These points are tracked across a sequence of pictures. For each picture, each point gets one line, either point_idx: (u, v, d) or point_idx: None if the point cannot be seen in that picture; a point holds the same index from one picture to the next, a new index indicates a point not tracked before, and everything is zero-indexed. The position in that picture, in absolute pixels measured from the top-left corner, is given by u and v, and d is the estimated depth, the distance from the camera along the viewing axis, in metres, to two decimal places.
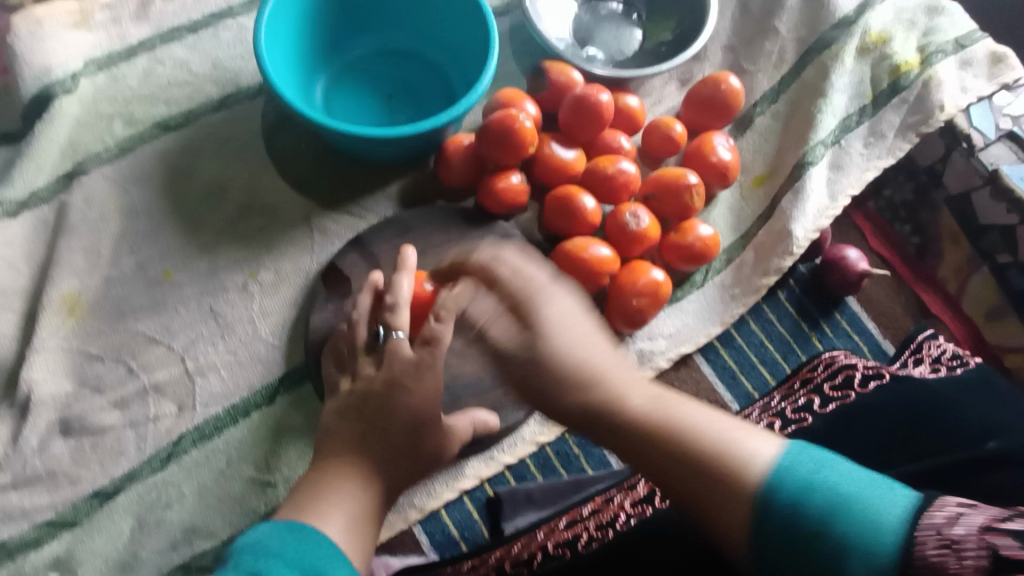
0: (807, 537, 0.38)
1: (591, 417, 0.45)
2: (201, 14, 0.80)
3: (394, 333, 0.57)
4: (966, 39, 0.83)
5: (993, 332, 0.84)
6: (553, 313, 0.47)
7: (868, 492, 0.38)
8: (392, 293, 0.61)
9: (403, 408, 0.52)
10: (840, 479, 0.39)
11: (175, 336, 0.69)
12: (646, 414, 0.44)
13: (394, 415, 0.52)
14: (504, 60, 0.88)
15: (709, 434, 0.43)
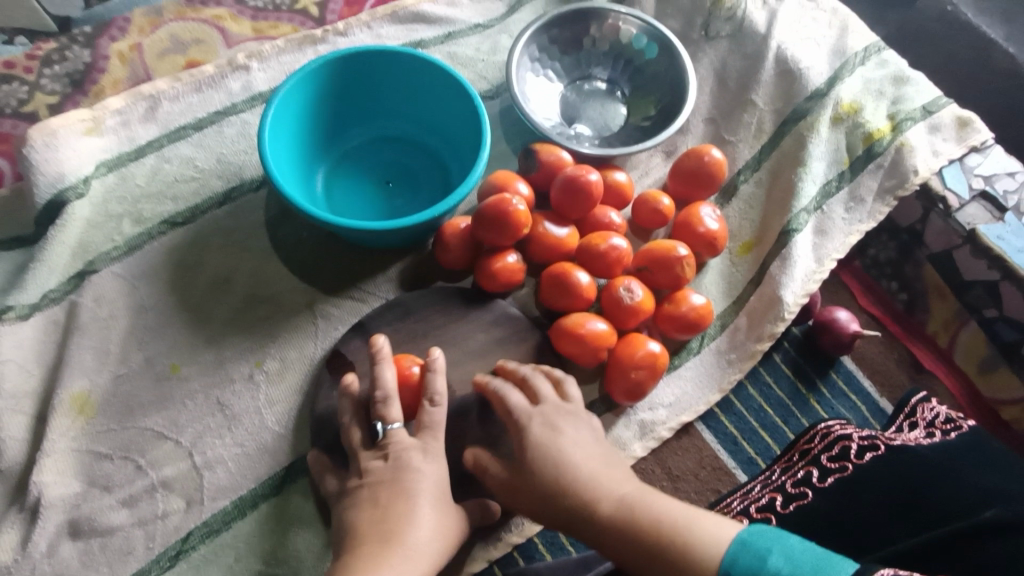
0: None
1: (583, 508, 0.56)
2: (206, 114, 0.85)
3: (392, 428, 0.61)
4: (932, 106, 0.88)
5: (988, 385, 0.84)
6: (561, 427, 0.61)
7: (814, 572, 0.44)
8: (379, 387, 0.62)
9: (420, 486, 0.58)
10: (786, 561, 0.45)
11: (183, 430, 0.70)
12: (624, 506, 0.54)
13: (414, 494, 0.58)
14: (496, 141, 0.92)
15: (674, 521, 0.52)
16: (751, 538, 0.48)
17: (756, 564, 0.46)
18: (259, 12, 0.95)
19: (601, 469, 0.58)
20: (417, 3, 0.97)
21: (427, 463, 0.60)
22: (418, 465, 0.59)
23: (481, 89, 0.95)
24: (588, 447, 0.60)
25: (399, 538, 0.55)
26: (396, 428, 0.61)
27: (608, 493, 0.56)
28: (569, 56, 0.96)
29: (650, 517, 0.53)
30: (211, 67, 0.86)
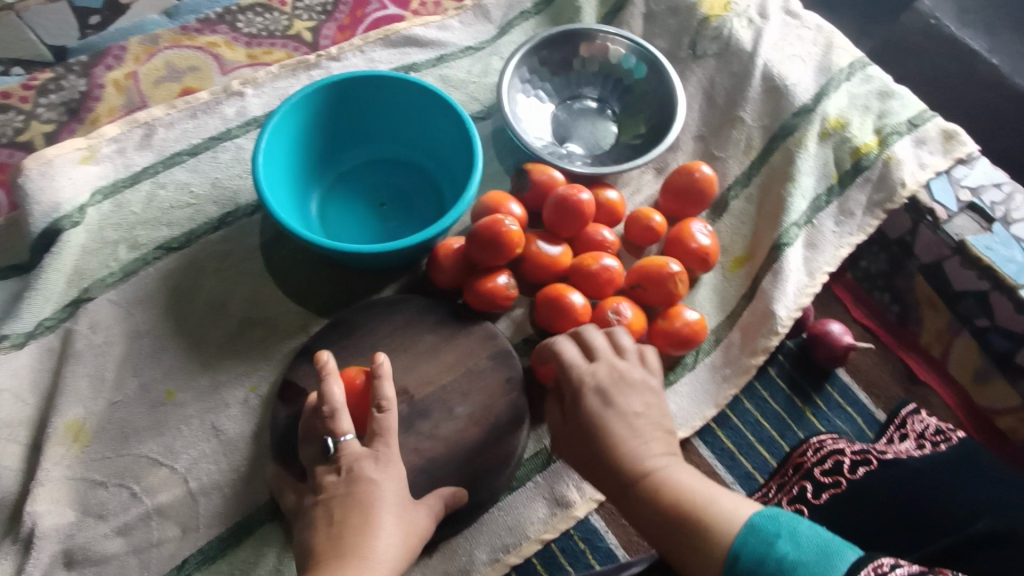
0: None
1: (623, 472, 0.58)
2: (201, 140, 0.86)
3: (342, 439, 0.61)
4: (918, 120, 0.89)
5: (982, 395, 0.85)
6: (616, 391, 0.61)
7: (818, 558, 0.46)
8: (326, 402, 0.62)
9: (377, 496, 0.58)
10: (794, 547, 0.47)
11: (178, 457, 0.70)
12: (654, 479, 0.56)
13: (375, 506, 0.58)
14: (489, 162, 0.93)
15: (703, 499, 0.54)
16: (760, 524, 0.50)
17: (761, 549, 0.48)
18: (254, 39, 0.96)
19: (638, 437, 0.59)
20: (409, 26, 0.98)
21: (383, 471, 0.60)
22: (372, 476, 0.59)
23: (473, 110, 0.96)
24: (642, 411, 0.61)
25: (359, 553, 0.54)
26: (347, 438, 0.61)
27: (640, 464, 0.57)
28: (559, 76, 0.97)
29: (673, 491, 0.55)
30: (206, 94, 0.87)
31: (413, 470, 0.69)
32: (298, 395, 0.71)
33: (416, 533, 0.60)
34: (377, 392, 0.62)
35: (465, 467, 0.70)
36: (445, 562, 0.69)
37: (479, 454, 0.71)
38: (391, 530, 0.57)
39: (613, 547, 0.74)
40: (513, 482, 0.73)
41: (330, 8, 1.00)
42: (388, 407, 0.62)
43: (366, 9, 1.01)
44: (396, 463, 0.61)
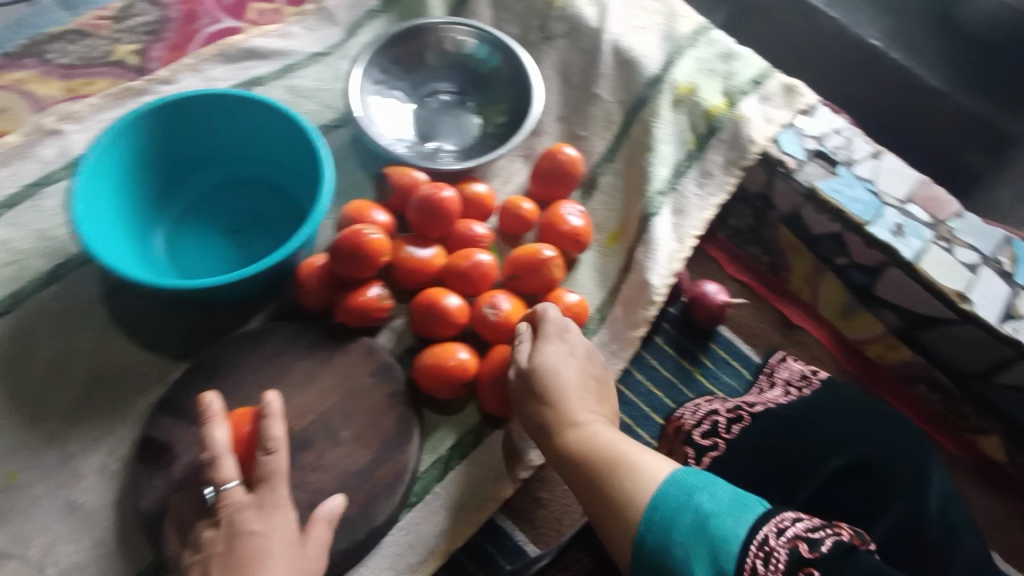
0: (673, 519, 0.48)
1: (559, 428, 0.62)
2: (17, 188, 0.77)
3: (226, 486, 0.56)
4: (761, 77, 0.92)
5: (850, 328, 0.92)
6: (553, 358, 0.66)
7: (730, 510, 0.47)
8: (209, 448, 0.58)
9: (262, 550, 0.54)
10: (710, 499, 0.48)
11: (29, 543, 0.63)
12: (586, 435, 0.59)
13: (259, 562, 0.53)
14: (350, 171, 0.89)
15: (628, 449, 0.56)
16: (677, 484, 0.50)
17: (681, 501, 0.49)
18: (70, 70, 0.87)
19: (580, 400, 0.63)
20: (246, 38, 0.92)
21: (267, 520, 0.56)
22: (257, 529, 0.55)
23: (327, 119, 0.92)
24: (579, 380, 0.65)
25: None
26: (233, 486, 0.57)
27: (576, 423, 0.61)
28: (413, 74, 0.94)
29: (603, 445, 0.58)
30: (16, 137, 0.79)
31: (299, 507, 0.65)
32: (161, 451, 0.66)
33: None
34: (263, 433, 0.58)
35: (355, 494, 0.67)
36: None
37: (369, 477, 0.68)
38: None
39: (522, 543, 0.76)
40: (410, 498, 0.70)
41: (154, 27, 0.93)
42: (275, 449, 0.58)
43: (197, 24, 0.94)
44: (283, 511, 0.57)
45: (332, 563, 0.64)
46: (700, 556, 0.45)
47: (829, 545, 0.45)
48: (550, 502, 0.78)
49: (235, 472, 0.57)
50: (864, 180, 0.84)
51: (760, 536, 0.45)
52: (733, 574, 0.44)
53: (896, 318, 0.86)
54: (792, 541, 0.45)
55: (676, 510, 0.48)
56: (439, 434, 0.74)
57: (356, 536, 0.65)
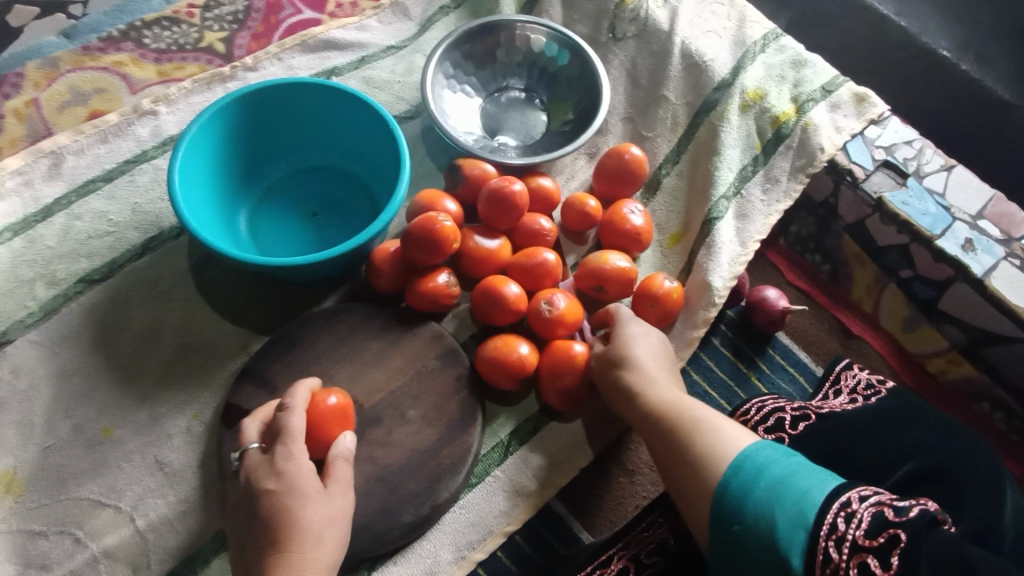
0: (757, 474, 0.51)
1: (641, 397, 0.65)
2: (115, 164, 0.82)
3: (247, 448, 0.60)
4: (831, 85, 0.91)
5: (911, 340, 0.91)
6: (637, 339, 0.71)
7: (810, 473, 0.49)
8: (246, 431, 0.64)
9: (284, 505, 0.55)
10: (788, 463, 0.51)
11: (122, 495, 0.67)
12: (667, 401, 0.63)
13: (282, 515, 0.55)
14: (420, 161, 0.92)
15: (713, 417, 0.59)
16: (756, 455, 0.53)
17: (758, 469, 0.51)
18: (163, 54, 0.92)
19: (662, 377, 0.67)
20: (326, 30, 0.96)
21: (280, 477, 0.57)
22: (273, 487, 0.56)
23: (399, 110, 0.95)
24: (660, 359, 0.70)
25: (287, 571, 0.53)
26: (253, 448, 0.60)
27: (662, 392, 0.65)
28: (483, 69, 0.97)
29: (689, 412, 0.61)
30: (115, 116, 0.84)
31: (369, 479, 0.69)
32: (244, 417, 0.70)
33: (332, 542, 0.56)
34: (283, 399, 0.62)
35: (421, 470, 0.70)
36: (409, 567, 0.69)
37: (435, 455, 0.71)
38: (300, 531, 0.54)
39: (577, 531, 0.77)
40: (470, 479, 0.73)
41: (241, 16, 0.96)
42: (292, 410, 0.60)
43: (280, 15, 0.98)
44: (310, 471, 0.58)
45: (395, 535, 0.68)
46: (787, 504, 0.48)
47: (915, 512, 0.45)
48: (605, 493, 0.79)
49: (258, 437, 0.62)
50: (935, 193, 0.83)
51: (840, 498, 0.47)
52: (815, 522, 0.46)
53: (960, 334, 0.85)
54: (875, 506, 0.46)
55: (755, 476, 0.51)
56: (500, 420, 0.76)
57: (421, 509, 0.68)
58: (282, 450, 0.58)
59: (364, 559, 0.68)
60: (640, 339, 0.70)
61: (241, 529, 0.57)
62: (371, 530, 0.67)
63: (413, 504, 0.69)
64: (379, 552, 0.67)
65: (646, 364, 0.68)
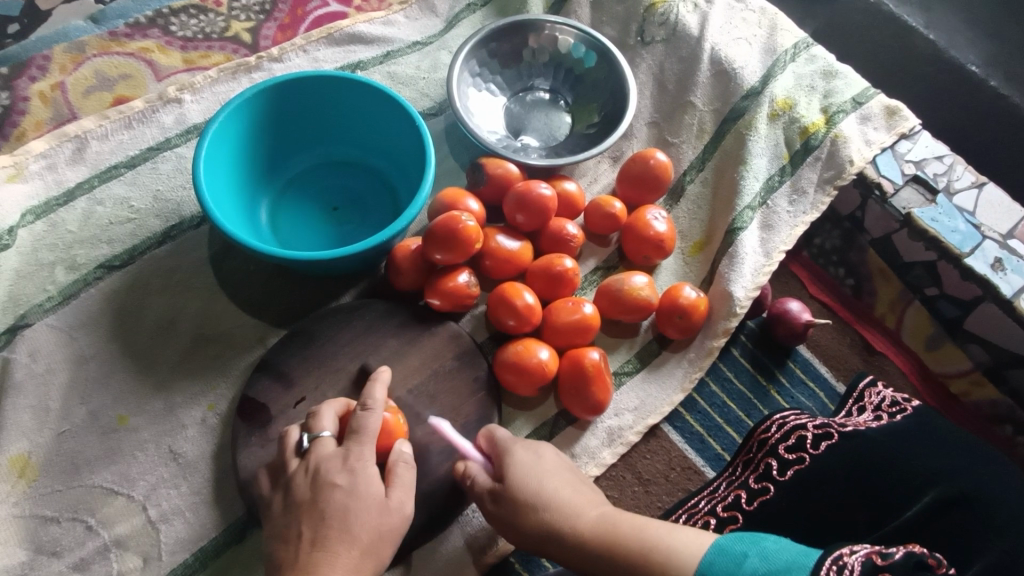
0: None
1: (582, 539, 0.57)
2: (138, 151, 0.82)
3: (319, 435, 0.59)
4: (862, 97, 0.90)
5: (936, 360, 0.88)
6: (526, 461, 0.62)
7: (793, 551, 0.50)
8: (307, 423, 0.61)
9: (346, 504, 0.54)
10: (763, 560, 0.49)
11: (134, 484, 0.67)
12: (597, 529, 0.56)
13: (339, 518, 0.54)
14: (443, 159, 0.91)
15: (644, 534, 0.54)
16: (729, 542, 0.51)
17: (750, 539, 0.51)
18: (189, 42, 0.91)
19: (575, 493, 0.60)
20: (353, 23, 0.95)
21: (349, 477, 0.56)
22: (341, 483, 0.55)
23: (423, 107, 0.94)
24: (557, 472, 0.62)
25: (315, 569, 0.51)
26: (325, 436, 0.59)
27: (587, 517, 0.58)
28: (509, 69, 0.96)
29: (626, 534, 0.55)
30: (140, 102, 0.83)
31: None
32: (260, 411, 0.69)
33: (376, 552, 0.55)
34: (361, 398, 0.61)
35: (433, 471, 0.69)
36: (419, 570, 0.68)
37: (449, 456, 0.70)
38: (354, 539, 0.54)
39: None
40: None
41: (268, 7, 0.96)
42: (372, 409, 0.60)
43: (307, 7, 0.97)
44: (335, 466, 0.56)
45: (405, 537, 0.67)
46: None
47: (900, 556, 0.50)
48: (619, 503, 0.76)
49: (331, 425, 0.60)
50: (965, 210, 0.82)
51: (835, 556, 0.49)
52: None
53: (984, 354, 0.83)
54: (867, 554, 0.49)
55: (745, 545, 0.50)
56: (517, 424, 0.76)
57: (433, 512, 0.68)
58: (355, 449, 0.57)
59: None
60: (531, 464, 0.62)
61: None
62: None
63: (426, 505, 0.68)
64: (390, 552, 0.67)
65: (546, 489, 0.60)
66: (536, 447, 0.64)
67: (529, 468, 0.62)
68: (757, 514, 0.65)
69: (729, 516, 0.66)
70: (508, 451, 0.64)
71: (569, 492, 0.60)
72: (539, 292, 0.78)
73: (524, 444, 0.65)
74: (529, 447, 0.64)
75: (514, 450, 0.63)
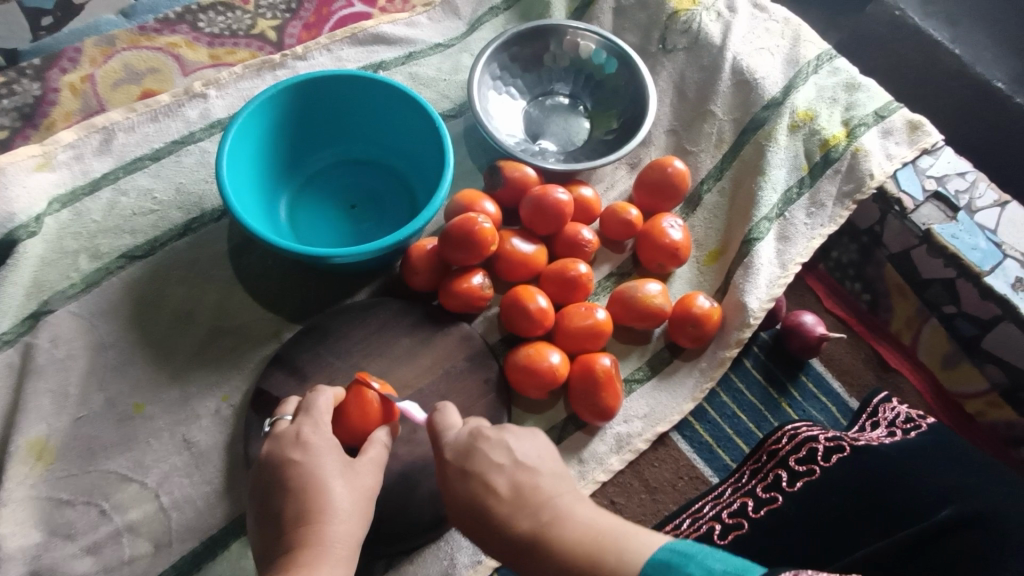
0: None
1: (524, 547, 0.50)
2: (163, 144, 0.83)
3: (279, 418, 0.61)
4: (884, 111, 0.89)
5: (951, 379, 0.86)
6: (475, 462, 0.54)
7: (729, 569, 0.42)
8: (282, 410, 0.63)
9: (322, 478, 0.54)
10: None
11: (148, 471, 0.68)
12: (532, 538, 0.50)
13: (314, 487, 0.54)
14: (461, 160, 0.92)
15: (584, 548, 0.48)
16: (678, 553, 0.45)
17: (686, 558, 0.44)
18: (216, 39, 0.93)
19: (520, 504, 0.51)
20: (376, 24, 0.96)
21: (300, 452, 0.56)
22: (292, 457, 0.55)
23: (444, 108, 0.95)
24: (503, 469, 0.53)
25: (318, 557, 0.51)
26: (284, 418, 0.60)
27: (523, 525, 0.50)
28: (530, 73, 0.96)
29: (565, 547, 0.48)
30: (166, 96, 0.85)
31: (391, 474, 0.69)
32: (273, 404, 0.70)
33: (359, 515, 0.55)
34: (316, 387, 0.62)
35: None
36: (425, 568, 0.69)
37: None
38: (345, 509, 0.54)
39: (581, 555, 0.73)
40: None
41: (294, 6, 0.97)
42: (320, 391, 0.61)
43: (332, 7, 0.98)
44: (331, 447, 0.57)
45: (411, 533, 0.67)
46: None
47: None
48: (624, 509, 0.76)
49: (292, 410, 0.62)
50: (986, 228, 0.81)
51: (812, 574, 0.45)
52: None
53: (1002, 374, 0.82)
54: None
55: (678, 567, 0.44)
56: (527, 427, 0.76)
57: (440, 511, 0.68)
58: (308, 423, 0.58)
59: (380, 555, 0.68)
60: (467, 469, 0.54)
61: (256, 507, 0.56)
62: (389, 526, 0.67)
63: (433, 504, 0.68)
64: (396, 548, 0.67)
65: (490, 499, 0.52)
66: (476, 443, 0.55)
67: (466, 482, 0.54)
68: (763, 520, 0.65)
69: (734, 522, 0.66)
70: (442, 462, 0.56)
71: (506, 506, 0.51)
72: (552, 297, 0.78)
73: (455, 447, 0.56)
74: (462, 454, 0.55)
75: (456, 447, 0.56)
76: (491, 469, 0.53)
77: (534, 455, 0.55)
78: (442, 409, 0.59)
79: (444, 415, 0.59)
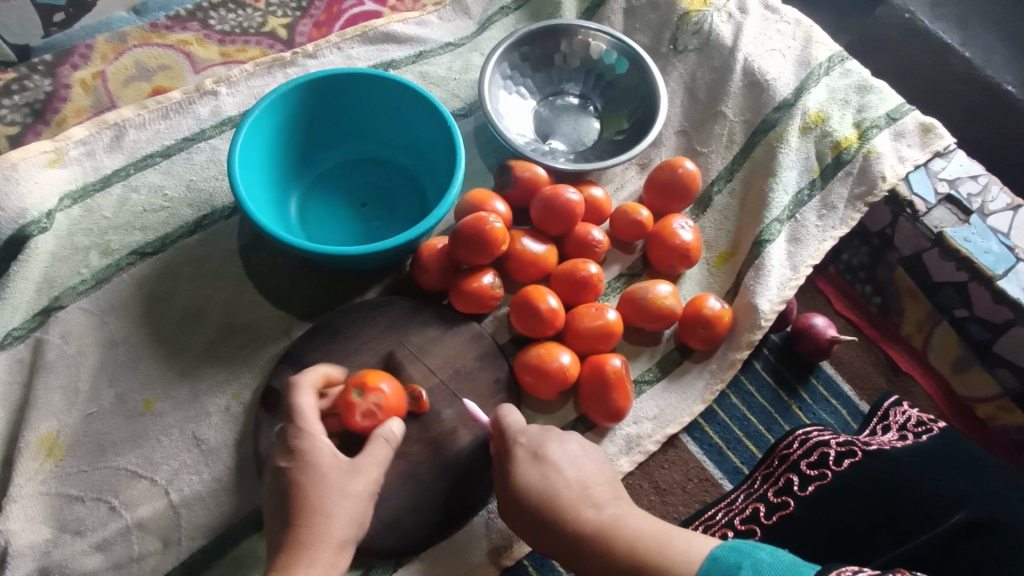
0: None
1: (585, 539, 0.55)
2: (173, 141, 0.83)
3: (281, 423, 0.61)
4: (896, 113, 0.89)
5: (962, 383, 0.86)
6: (551, 452, 0.61)
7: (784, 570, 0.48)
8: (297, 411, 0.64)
9: None
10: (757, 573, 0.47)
11: (157, 468, 0.68)
12: (599, 528, 0.55)
13: None
14: (470, 160, 0.92)
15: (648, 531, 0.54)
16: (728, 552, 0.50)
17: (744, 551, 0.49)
18: (226, 36, 0.93)
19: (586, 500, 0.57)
20: (387, 22, 0.95)
21: None
22: None
23: (453, 107, 0.94)
24: (577, 460, 0.61)
25: None
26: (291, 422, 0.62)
27: (588, 516, 0.56)
28: (540, 73, 0.96)
29: (628, 537, 0.54)
30: (178, 93, 0.85)
31: (401, 474, 0.68)
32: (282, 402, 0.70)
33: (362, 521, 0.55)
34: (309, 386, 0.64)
35: (451, 468, 0.69)
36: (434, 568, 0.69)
37: (468, 456, 0.70)
38: None
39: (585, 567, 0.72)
40: None
41: (304, 4, 0.97)
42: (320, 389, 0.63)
43: (343, 5, 0.98)
44: None
45: (422, 532, 0.67)
46: None
47: None
48: None
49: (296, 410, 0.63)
50: (998, 231, 0.80)
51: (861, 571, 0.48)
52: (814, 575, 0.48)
53: (1013, 379, 0.82)
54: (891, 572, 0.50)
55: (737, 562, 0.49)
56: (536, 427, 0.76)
57: (451, 510, 0.68)
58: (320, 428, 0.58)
59: (390, 555, 0.67)
60: (535, 461, 0.60)
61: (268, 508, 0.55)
62: (399, 525, 0.67)
63: (444, 503, 0.68)
64: (405, 548, 0.67)
65: (561, 489, 0.58)
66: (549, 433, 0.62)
67: (534, 468, 0.60)
68: (776, 528, 0.64)
69: (746, 529, 0.65)
70: (510, 452, 0.62)
71: (571, 493, 0.58)
72: (562, 297, 0.78)
73: (526, 436, 0.62)
74: (534, 442, 0.62)
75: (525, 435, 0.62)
76: (568, 466, 0.60)
77: (592, 462, 0.61)
78: (508, 409, 0.66)
79: (508, 415, 0.65)
